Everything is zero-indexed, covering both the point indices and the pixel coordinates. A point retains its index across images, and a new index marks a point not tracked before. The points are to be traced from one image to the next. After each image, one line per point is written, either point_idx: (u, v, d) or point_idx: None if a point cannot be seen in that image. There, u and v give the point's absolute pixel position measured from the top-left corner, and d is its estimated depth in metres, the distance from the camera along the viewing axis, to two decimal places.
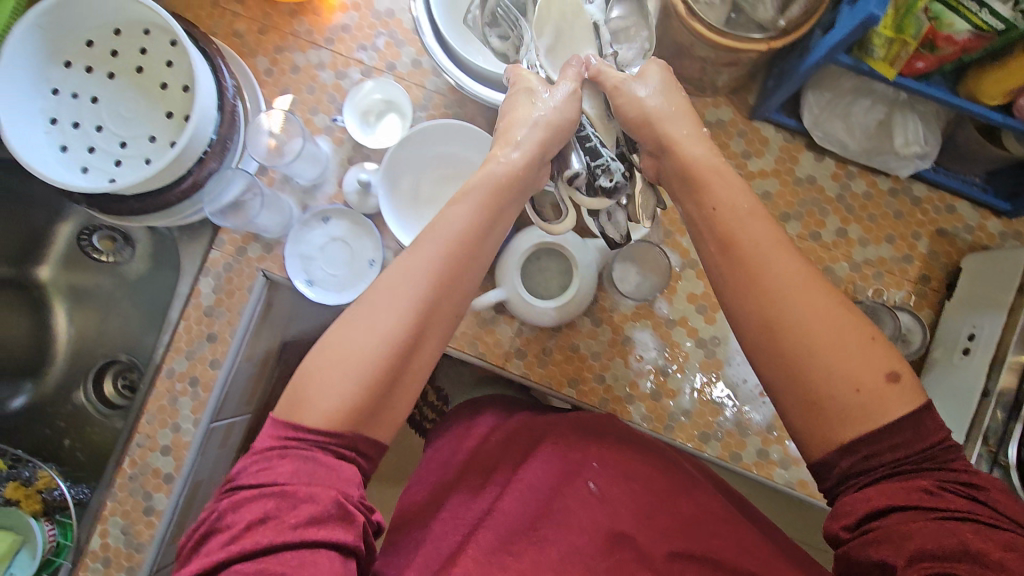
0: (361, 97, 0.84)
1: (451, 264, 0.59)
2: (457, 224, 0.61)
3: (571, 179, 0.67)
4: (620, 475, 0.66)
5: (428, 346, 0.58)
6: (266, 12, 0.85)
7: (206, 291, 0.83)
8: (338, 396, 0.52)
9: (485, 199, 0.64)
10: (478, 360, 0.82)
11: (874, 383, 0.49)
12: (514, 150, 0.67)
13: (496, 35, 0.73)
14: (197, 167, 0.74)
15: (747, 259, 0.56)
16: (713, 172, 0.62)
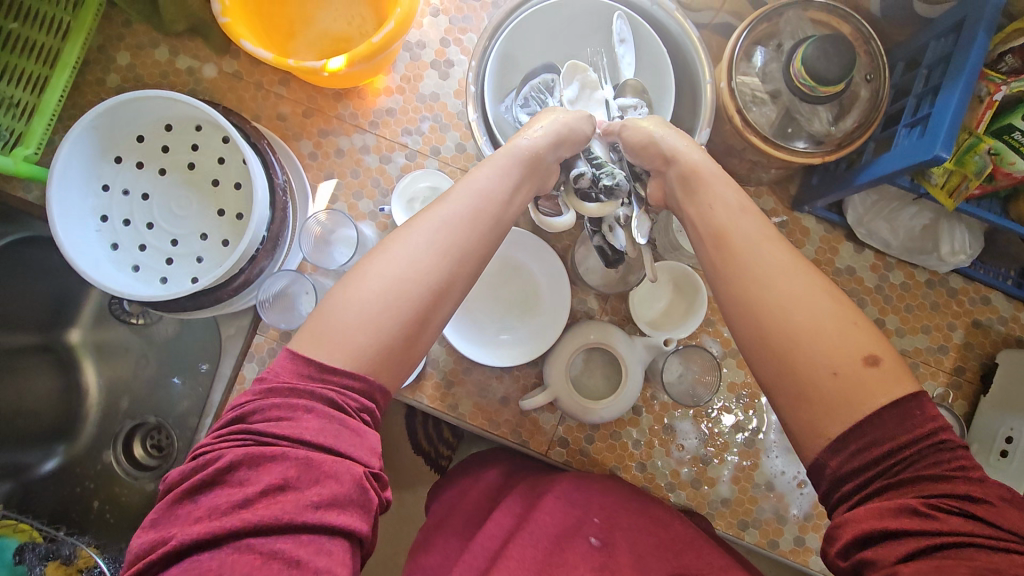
0: (408, 185, 0.82)
1: (477, 229, 0.60)
2: (485, 190, 0.62)
3: (573, 180, 0.70)
4: (617, 528, 0.71)
5: (445, 302, 0.58)
6: (311, 95, 0.85)
7: (251, 376, 0.82)
8: (371, 335, 0.54)
9: (504, 173, 0.65)
10: (519, 446, 0.83)
11: (850, 366, 0.51)
12: (538, 131, 0.67)
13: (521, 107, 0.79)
14: (249, 265, 0.73)
15: (739, 252, 0.59)
16: (715, 177, 0.65)
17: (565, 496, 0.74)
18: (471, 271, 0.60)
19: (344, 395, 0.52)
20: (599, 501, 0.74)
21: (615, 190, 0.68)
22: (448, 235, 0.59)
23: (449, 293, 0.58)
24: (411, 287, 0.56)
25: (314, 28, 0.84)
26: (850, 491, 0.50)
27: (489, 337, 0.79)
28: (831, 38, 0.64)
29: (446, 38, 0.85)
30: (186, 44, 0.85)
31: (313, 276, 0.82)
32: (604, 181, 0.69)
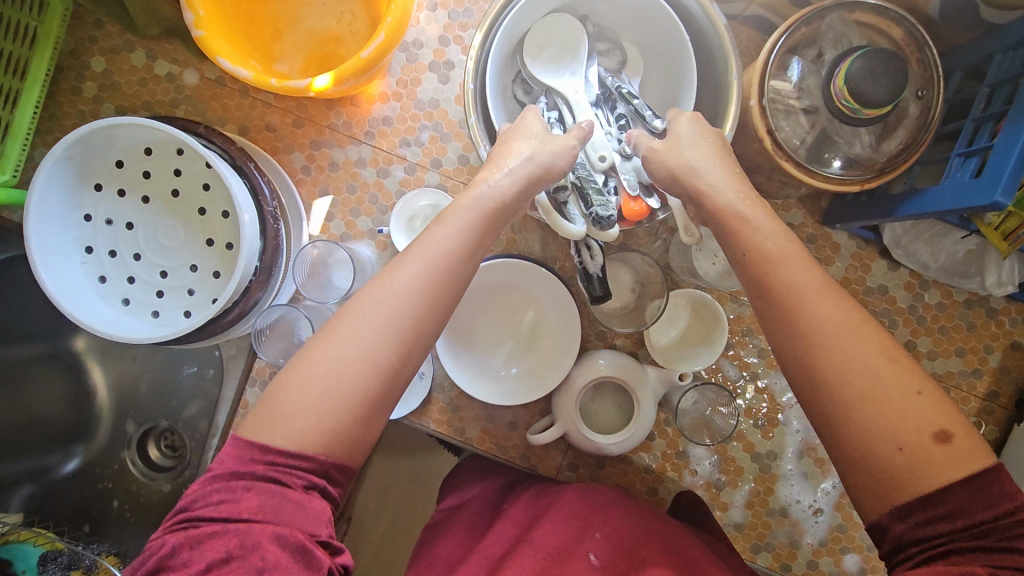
0: (408, 204, 0.78)
1: (434, 294, 0.52)
2: (443, 247, 0.54)
3: (557, 194, 0.64)
4: (620, 546, 0.63)
5: (405, 371, 0.51)
6: (301, 102, 0.79)
7: (253, 401, 0.80)
8: (338, 413, 0.48)
9: (472, 222, 0.56)
10: (529, 470, 0.80)
11: (919, 441, 0.44)
12: (504, 175, 0.58)
13: (522, 87, 0.71)
14: (244, 297, 0.69)
15: (788, 300, 0.50)
16: (730, 193, 0.56)
17: (567, 505, 0.67)
18: (426, 338, 0.52)
19: (290, 468, 0.47)
20: (604, 513, 0.66)
21: (602, 226, 0.61)
22: (383, 301, 0.50)
23: (408, 363, 0.51)
24: (355, 366, 0.49)
25: (300, 27, 0.77)
26: (915, 553, 0.45)
27: (498, 372, 0.76)
28: (881, 53, 0.56)
29: (446, 36, 0.78)
30: (164, 47, 0.78)
31: (306, 305, 0.79)
32: (592, 210, 0.61)
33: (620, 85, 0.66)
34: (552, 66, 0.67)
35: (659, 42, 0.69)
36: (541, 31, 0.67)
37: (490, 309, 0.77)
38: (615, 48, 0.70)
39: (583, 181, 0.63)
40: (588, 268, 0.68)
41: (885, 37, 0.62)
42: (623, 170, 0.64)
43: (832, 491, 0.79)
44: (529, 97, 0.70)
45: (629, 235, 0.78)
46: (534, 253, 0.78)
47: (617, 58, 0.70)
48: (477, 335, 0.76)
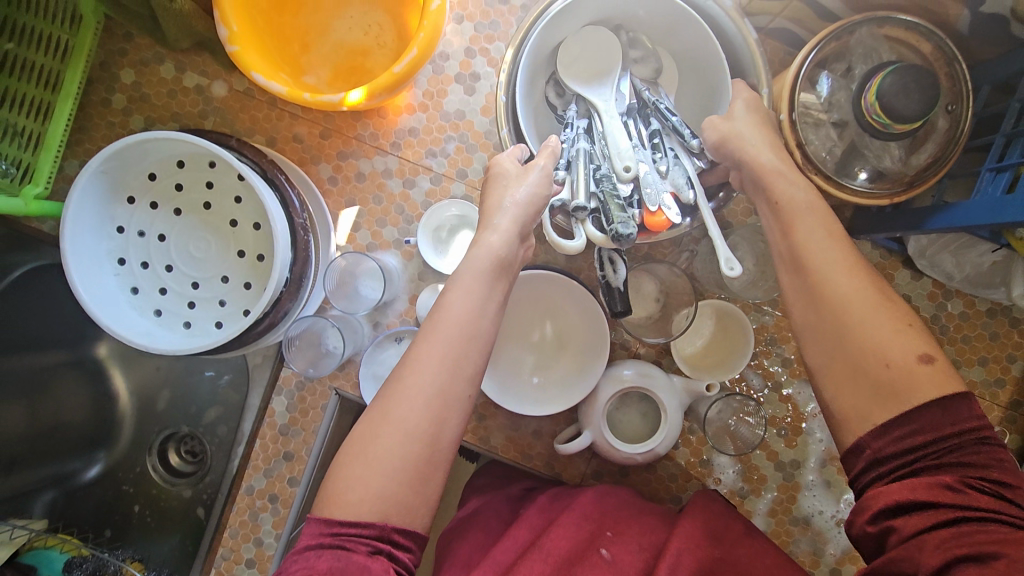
0: (434, 215, 0.79)
1: (452, 356, 0.53)
2: (460, 313, 0.54)
3: (576, 212, 0.60)
4: (635, 544, 0.61)
5: (446, 430, 0.52)
6: (328, 114, 0.80)
7: (280, 410, 0.81)
8: (393, 481, 0.49)
9: (477, 283, 0.57)
10: (554, 479, 0.80)
11: (905, 360, 0.46)
12: (494, 234, 0.59)
13: (553, 90, 0.71)
14: (275, 308, 0.69)
15: (797, 234, 0.54)
16: (792, 188, 0.56)
17: (578, 509, 0.63)
18: (457, 394, 0.52)
19: (355, 537, 0.47)
20: (617, 518, 0.64)
21: (622, 242, 0.57)
22: (406, 378, 0.52)
23: (447, 421, 0.52)
24: (393, 443, 0.50)
25: (328, 40, 0.78)
26: (886, 468, 0.46)
27: (518, 383, 0.76)
28: (912, 70, 0.56)
29: (472, 48, 0.79)
30: (193, 60, 0.79)
31: (334, 314, 0.80)
32: (615, 225, 0.57)
33: (658, 99, 0.66)
34: (583, 77, 0.68)
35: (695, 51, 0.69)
36: (576, 43, 0.68)
37: (518, 319, 0.78)
38: (651, 56, 0.71)
39: (608, 195, 0.59)
40: (613, 282, 0.67)
41: (914, 51, 0.63)
42: (649, 182, 0.60)
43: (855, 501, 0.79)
44: (561, 100, 0.71)
45: (653, 246, 0.79)
46: (559, 263, 0.79)
47: (652, 67, 0.71)
48: (504, 342, 0.77)
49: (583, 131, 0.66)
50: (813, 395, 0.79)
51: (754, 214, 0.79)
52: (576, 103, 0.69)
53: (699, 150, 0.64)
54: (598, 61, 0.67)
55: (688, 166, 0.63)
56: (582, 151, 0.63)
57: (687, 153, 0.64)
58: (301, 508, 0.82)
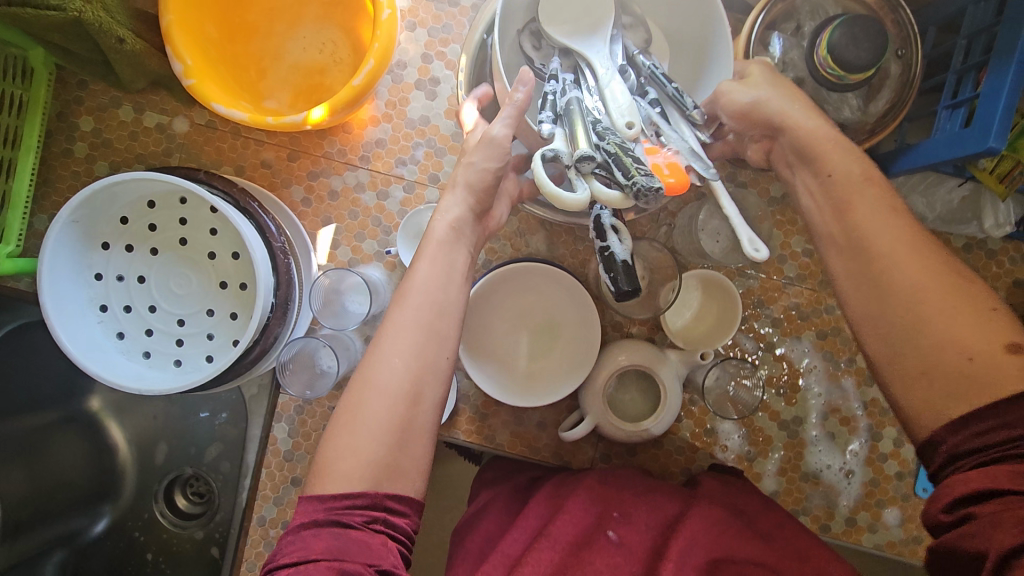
0: (413, 221, 0.78)
1: (425, 320, 0.54)
2: (426, 281, 0.56)
3: (581, 162, 0.54)
4: (643, 521, 0.61)
5: (427, 393, 0.52)
6: (293, 136, 0.80)
7: (283, 436, 0.81)
8: (382, 445, 0.49)
9: (441, 249, 0.58)
10: (564, 468, 0.81)
11: (988, 348, 0.45)
12: (453, 202, 0.61)
13: (531, 40, 0.68)
14: (264, 335, 0.69)
15: (856, 215, 0.53)
16: (835, 147, 0.56)
17: (586, 492, 0.63)
18: (435, 356, 0.54)
19: (352, 509, 0.47)
20: (620, 491, 0.65)
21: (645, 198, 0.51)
22: (381, 346, 0.53)
23: (428, 386, 0.53)
24: (378, 410, 0.50)
25: (284, 63, 0.78)
26: (967, 462, 0.44)
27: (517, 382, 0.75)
28: (859, 20, 0.58)
29: (428, 53, 0.80)
30: (151, 99, 0.79)
31: (324, 333, 0.80)
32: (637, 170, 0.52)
33: (655, 65, 0.65)
34: (568, 29, 0.65)
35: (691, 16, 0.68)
36: None
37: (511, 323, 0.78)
38: (641, 24, 0.69)
39: (618, 146, 0.55)
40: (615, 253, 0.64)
41: (858, 2, 0.64)
42: (670, 133, 0.59)
43: (860, 451, 0.80)
44: (538, 54, 0.68)
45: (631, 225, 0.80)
46: (542, 254, 0.80)
47: (642, 35, 0.69)
48: (495, 337, 0.77)
49: (571, 83, 0.63)
50: (806, 350, 0.81)
51: (726, 181, 0.81)
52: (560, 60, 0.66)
53: (699, 118, 0.63)
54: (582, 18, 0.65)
55: (691, 137, 0.61)
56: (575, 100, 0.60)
57: (689, 124, 0.63)
58: None
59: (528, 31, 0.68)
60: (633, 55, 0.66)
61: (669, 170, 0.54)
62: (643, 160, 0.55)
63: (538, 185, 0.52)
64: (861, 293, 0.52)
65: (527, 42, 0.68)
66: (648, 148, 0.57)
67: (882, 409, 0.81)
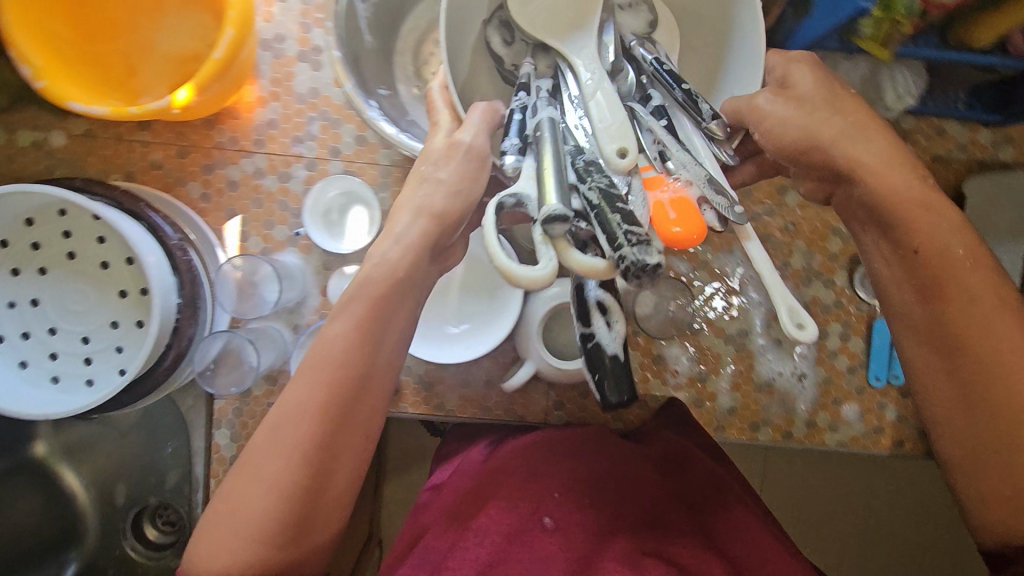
0: (319, 198, 0.77)
1: (329, 397, 0.50)
2: (337, 350, 0.51)
3: (550, 225, 0.48)
4: (575, 504, 0.66)
5: (330, 482, 0.50)
6: (179, 131, 0.76)
7: (224, 443, 0.78)
8: (262, 533, 0.48)
9: (363, 314, 0.53)
10: (518, 422, 0.79)
11: None
12: (393, 244, 0.56)
13: (499, 35, 0.67)
14: (176, 337, 0.67)
15: (953, 300, 0.48)
16: (913, 201, 0.50)
17: (524, 474, 0.68)
18: (342, 441, 0.51)
19: None
20: (563, 473, 0.68)
21: (637, 276, 0.46)
22: (277, 427, 0.49)
23: (334, 470, 0.50)
24: (261, 499, 0.48)
25: (154, 55, 0.74)
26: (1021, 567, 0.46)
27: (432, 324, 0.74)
28: None
29: (306, 23, 0.76)
30: (21, 117, 0.75)
31: (251, 326, 0.77)
32: (624, 236, 0.46)
33: (659, 61, 0.62)
34: (551, 28, 0.62)
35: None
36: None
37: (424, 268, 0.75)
38: (639, 8, 0.66)
39: (602, 194, 0.50)
40: (601, 342, 0.62)
41: None
42: (676, 153, 0.56)
43: (809, 353, 0.80)
44: (511, 49, 0.67)
45: None
46: None
47: (643, 19, 0.67)
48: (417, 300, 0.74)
49: (547, 92, 0.61)
50: (739, 262, 0.80)
51: None
52: (535, 55, 0.65)
53: (721, 133, 0.58)
54: (565, 18, 0.62)
55: (704, 156, 0.57)
56: (552, 121, 0.56)
57: (705, 137, 0.59)
58: None
59: (495, 23, 0.67)
60: (631, 48, 0.64)
61: (675, 215, 0.50)
62: (642, 201, 0.52)
63: (496, 263, 0.48)
64: (921, 352, 0.51)
65: (495, 36, 0.67)
66: (648, 179, 0.54)
67: (824, 307, 0.81)
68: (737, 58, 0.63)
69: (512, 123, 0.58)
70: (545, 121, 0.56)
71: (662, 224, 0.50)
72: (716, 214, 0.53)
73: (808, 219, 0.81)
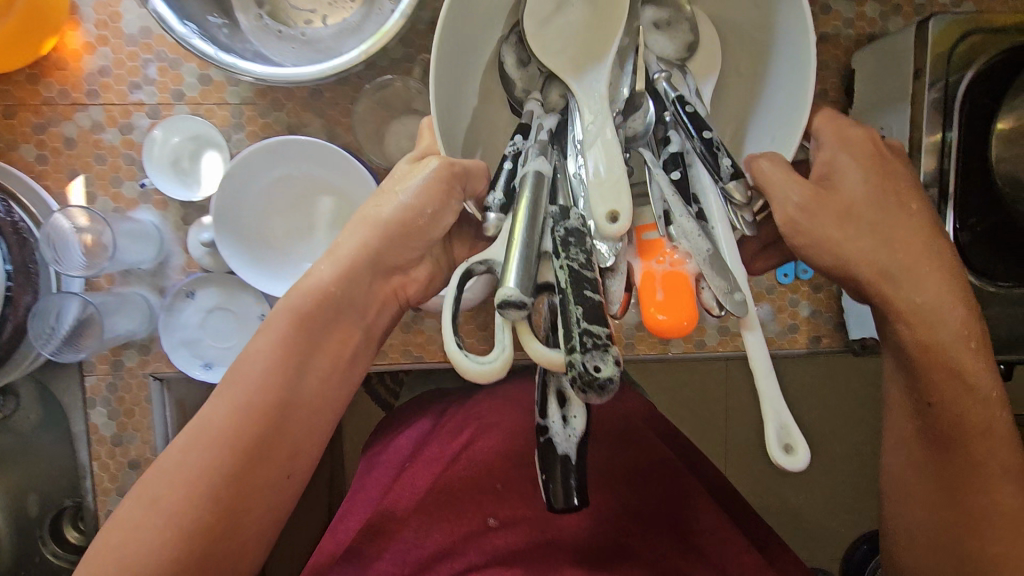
0: (162, 149, 0.70)
1: (239, 430, 0.47)
2: (258, 372, 0.48)
3: (506, 308, 0.42)
4: (516, 504, 0.71)
5: (245, 517, 0.47)
6: (3, 90, 0.70)
7: (103, 421, 0.74)
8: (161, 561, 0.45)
9: (289, 336, 0.49)
10: (416, 364, 0.75)
11: None
12: (326, 263, 0.52)
13: (514, 53, 0.59)
14: (10, 306, 0.67)
15: (967, 447, 0.52)
16: (932, 333, 0.51)
17: (469, 469, 0.73)
18: (255, 482, 0.47)
19: None
20: (506, 465, 0.72)
21: (586, 393, 0.41)
22: (184, 455, 0.46)
23: (248, 507, 0.47)
24: (158, 543, 0.45)
25: None
26: None
27: (291, 271, 0.66)
28: None
29: None
30: None
31: (114, 292, 0.73)
32: (579, 337, 0.41)
33: (678, 95, 0.54)
34: (553, 54, 0.54)
35: (751, 9, 0.57)
36: (564, 21, 0.54)
37: (287, 213, 0.66)
38: (678, 27, 0.59)
39: (572, 278, 0.44)
40: (554, 439, 0.51)
41: None
42: (681, 213, 0.48)
43: None
44: (524, 72, 0.59)
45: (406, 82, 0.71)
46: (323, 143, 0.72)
47: (681, 39, 0.59)
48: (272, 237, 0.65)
49: (547, 133, 0.54)
50: None
51: None
52: (546, 86, 0.58)
53: (740, 197, 0.50)
54: (575, 51, 0.54)
55: (719, 215, 0.49)
56: (541, 177, 0.49)
57: (721, 196, 0.50)
58: None
59: (511, 40, 0.59)
60: (655, 80, 0.55)
61: (662, 296, 0.46)
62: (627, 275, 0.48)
63: (448, 352, 0.43)
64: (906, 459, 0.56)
65: (510, 55, 0.60)
66: (645, 244, 0.48)
67: None
68: (773, 103, 0.56)
69: (501, 173, 0.53)
70: (531, 176, 0.49)
71: (648, 304, 0.46)
72: (715, 301, 0.46)
73: None
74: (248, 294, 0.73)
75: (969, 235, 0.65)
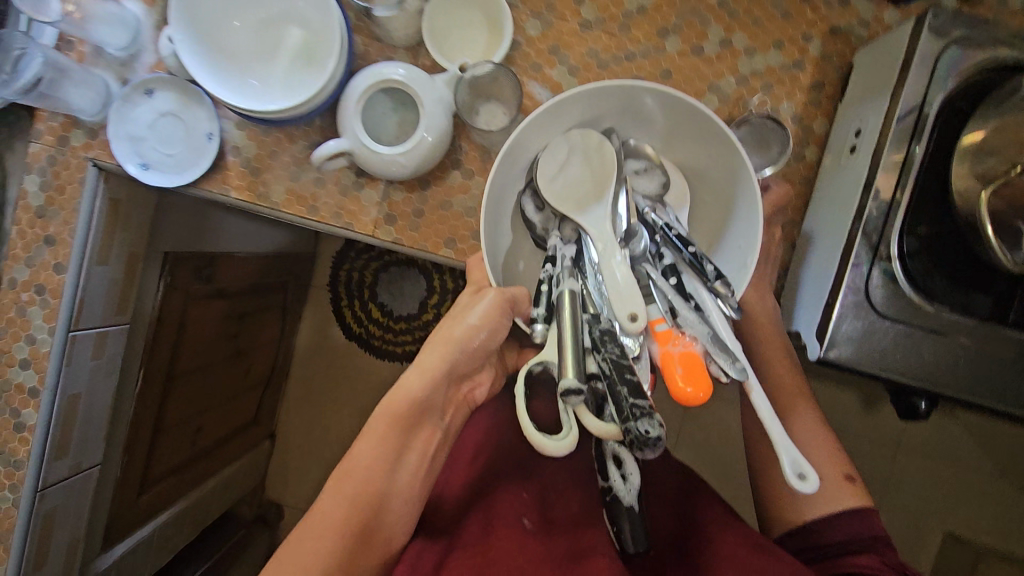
0: None
1: (356, 512, 0.55)
2: (365, 467, 0.57)
3: (568, 395, 0.51)
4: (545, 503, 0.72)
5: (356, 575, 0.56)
6: None
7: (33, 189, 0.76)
8: None
9: (387, 431, 0.58)
10: (344, 230, 0.75)
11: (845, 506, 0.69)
12: (416, 370, 0.60)
13: (533, 201, 0.66)
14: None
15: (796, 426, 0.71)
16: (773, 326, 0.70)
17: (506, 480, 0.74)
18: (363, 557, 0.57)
19: None
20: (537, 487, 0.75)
21: (644, 446, 0.49)
22: (310, 536, 0.54)
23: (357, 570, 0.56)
24: None
25: None
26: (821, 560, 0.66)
27: (231, 75, 0.65)
28: None
29: None
30: None
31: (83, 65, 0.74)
32: (629, 409, 0.49)
33: (667, 223, 0.60)
34: (566, 197, 0.61)
35: (711, 159, 0.63)
36: (574, 164, 0.62)
37: (254, 31, 0.67)
38: (655, 169, 0.65)
39: (614, 364, 0.52)
40: (619, 495, 0.63)
41: None
42: (687, 320, 0.54)
43: None
44: (542, 212, 0.65)
45: None
46: None
47: (657, 180, 0.65)
48: (223, 43, 0.65)
49: (571, 260, 0.59)
50: None
51: None
52: (559, 224, 0.63)
53: (725, 291, 0.57)
54: (575, 188, 0.60)
55: (713, 311, 0.56)
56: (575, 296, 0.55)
57: (712, 294, 0.57)
58: (74, 297, 0.80)
59: (529, 191, 0.66)
60: (646, 213, 0.61)
61: (682, 371, 0.51)
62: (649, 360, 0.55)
63: (524, 432, 0.53)
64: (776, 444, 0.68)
65: (529, 202, 0.66)
66: (659, 333, 0.53)
67: None
68: (732, 240, 0.62)
69: (540, 295, 0.58)
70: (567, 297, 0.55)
71: (671, 382, 0.51)
72: (723, 371, 0.53)
73: (683, 70, 0.72)
74: (201, 109, 0.74)
75: (916, 241, 0.65)
